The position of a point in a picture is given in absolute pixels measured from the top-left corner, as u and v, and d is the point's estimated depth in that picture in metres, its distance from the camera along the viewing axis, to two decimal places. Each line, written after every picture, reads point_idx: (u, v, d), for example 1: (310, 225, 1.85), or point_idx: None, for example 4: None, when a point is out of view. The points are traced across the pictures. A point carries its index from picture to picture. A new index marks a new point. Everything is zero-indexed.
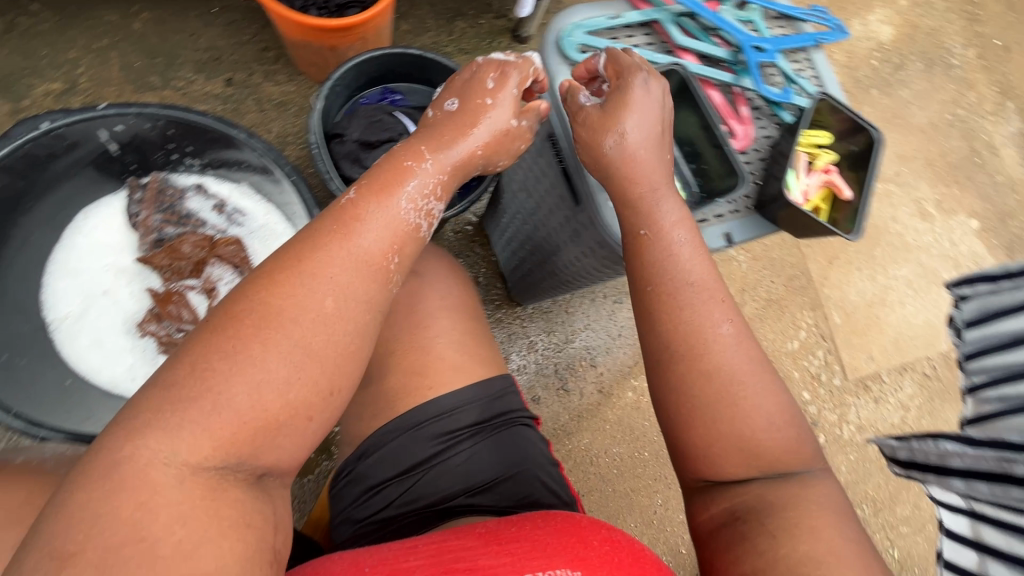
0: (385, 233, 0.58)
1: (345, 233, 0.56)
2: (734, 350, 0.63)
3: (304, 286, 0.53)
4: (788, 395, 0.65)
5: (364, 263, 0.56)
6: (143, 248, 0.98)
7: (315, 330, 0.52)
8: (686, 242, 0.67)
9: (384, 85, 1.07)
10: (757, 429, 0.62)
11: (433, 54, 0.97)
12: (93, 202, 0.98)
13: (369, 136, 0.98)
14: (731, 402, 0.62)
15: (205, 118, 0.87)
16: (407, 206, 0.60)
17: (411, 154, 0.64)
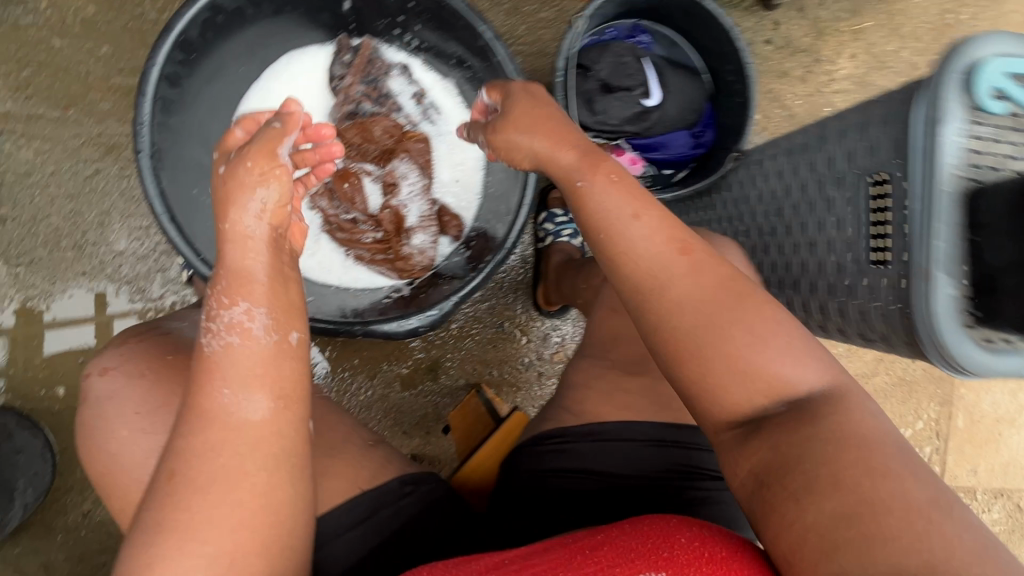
0: (250, 381, 0.52)
1: (211, 392, 0.51)
2: (694, 275, 0.55)
3: (200, 439, 0.50)
4: (781, 312, 0.54)
5: (234, 413, 0.51)
6: (336, 118, 0.90)
7: (247, 451, 0.51)
8: (645, 236, 0.56)
9: (638, 20, 0.92)
10: (728, 367, 0.52)
11: (717, 9, 0.83)
12: (298, 47, 0.89)
13: (615, 81, 0.86)
14: (710, 325, 0.53)
15: (456, 2, 0.77)
16: (267, 337, 0.53)
17: (229, 292, 0.54)
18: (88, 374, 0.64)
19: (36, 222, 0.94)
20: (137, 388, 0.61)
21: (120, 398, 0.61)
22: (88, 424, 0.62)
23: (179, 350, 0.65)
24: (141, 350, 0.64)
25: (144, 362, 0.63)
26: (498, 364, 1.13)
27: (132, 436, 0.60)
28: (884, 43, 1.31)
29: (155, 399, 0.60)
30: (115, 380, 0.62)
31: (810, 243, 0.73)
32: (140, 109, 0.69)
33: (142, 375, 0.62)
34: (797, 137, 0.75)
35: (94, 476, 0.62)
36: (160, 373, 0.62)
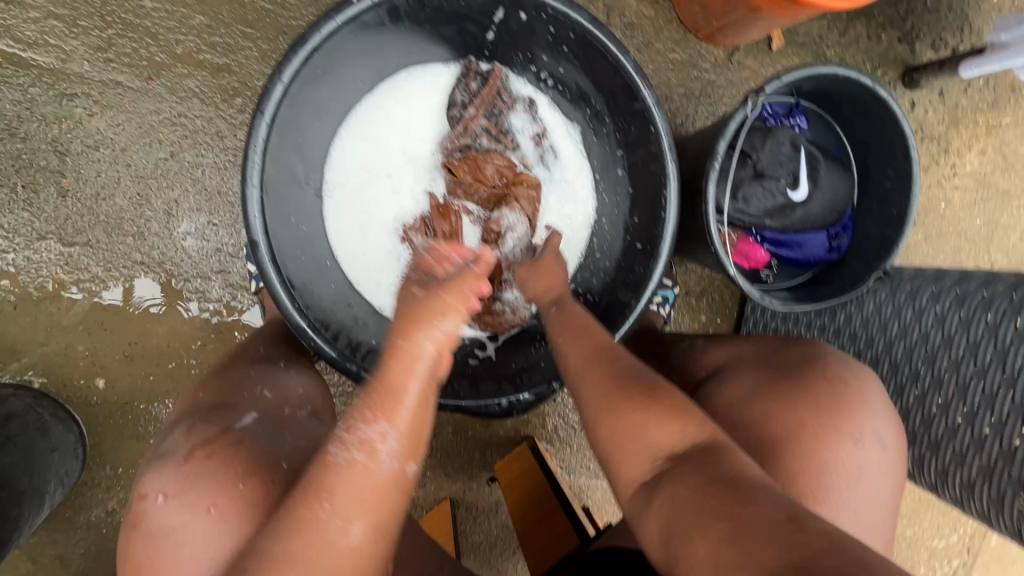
0: (361, 511, 0.48)
1: (314, 509, 0.47)
2: (625, 367, 0.59)
3: (280, 542, 0.46)
4: (643, 369, 0.58)
5: (325, 541, 0.46)
6: (446, 148, 0.82)
7: (329, 574, 0.46)
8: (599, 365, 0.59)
9: (798, 101, 0.83)
10: (644, 463, 0.52)
11: (899, 111, 0.73)
12: (422, 65, 0.81)
13: (769, 169, 0.78)
14: (630, 404, 0.54)
15: (623, 57, 0.68)
16: (390, 462, 0.50)
17: (376, 409, 0.51)
18: (142, 496, 0.53)
19: (98, 200, 0.86)
20: (201, 524, 0.51)
21: (184, 534, 0.51)
22: (136, 554, 0.52)
23: (250, 469, 0.54)
24: (208, 470, 0.53)
25: (208, 489, 0.52)
26: (554, 418, 1.07)
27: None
28: (1018, 143, 1.21)
29: (217, 544, 0.50)
30: (178, 509, 0.51)
31: (971, 413, 0.65)
32: (255, 132, 0.62)
33: (206, 505, 0.51)
34: (977, 290, 0.66)
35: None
36: (230, 512, 0.51)
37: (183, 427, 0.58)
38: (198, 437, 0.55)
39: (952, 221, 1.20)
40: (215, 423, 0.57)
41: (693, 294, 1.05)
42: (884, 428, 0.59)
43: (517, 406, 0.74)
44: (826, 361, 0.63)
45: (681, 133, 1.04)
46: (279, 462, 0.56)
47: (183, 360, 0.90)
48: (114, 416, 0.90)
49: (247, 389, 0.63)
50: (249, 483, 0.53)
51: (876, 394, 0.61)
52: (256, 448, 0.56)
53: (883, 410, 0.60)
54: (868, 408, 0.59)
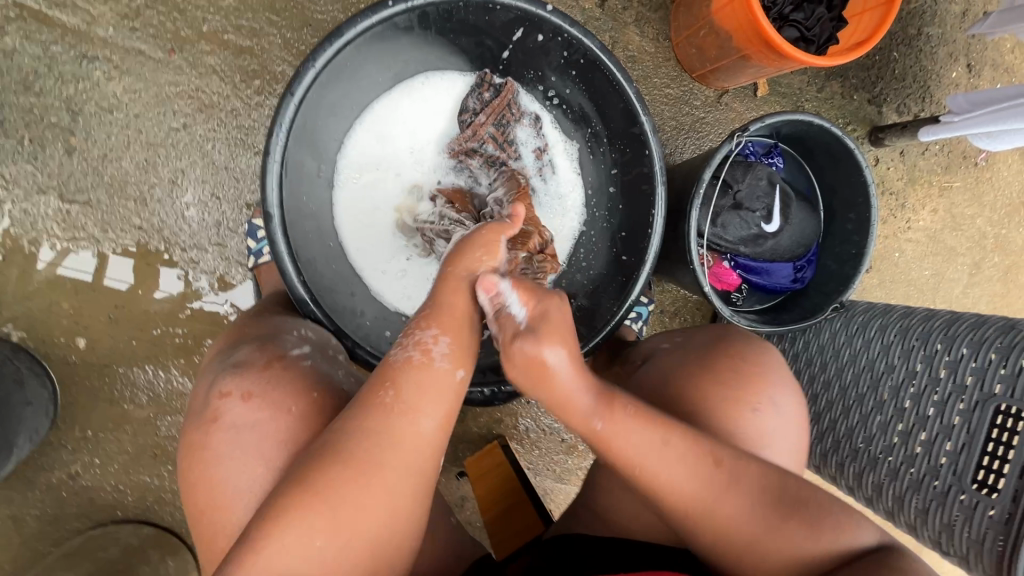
0: (437, 409, 0.54)
1: (388, 410, 0.52)
2: (714, 461, 0.57)
3: (353, 422, 0.52)
4: (727, 454, 0.58)
5: (382, 408, 0.52)
6: (453, 148, 0.86)
7: (394, 444, 0.52)
8: (687, 454, 0.57)
9: (777, 143, 0.92)
10: (746, 534, 0.56)
11: (863, 160, 0.82)
12: (439, 70, 0.86)
13: (746, 201, 0.85)
14: (731, 493, 0.56)
15: (626, 84, 0.75)
16: (443, 363, 0.55)
17: (430, 318, 0.58)
18: (221, 395, 0.56)
19: (104, 161, 0.87)
20: (281, 422, 0.55)
21: (263, 431, 0.55)
22: (206, 446, 0.55)
23: (320, 383, 0.59)
24: (286, 380, 0.58)
25: (286, 393, 0.57)
26: (526, 419, 1.11)
27: (268, 476, 0.53)
28: (966, 206, 1.33)
29: (297, 440, 0.55)
30: (257, 408, 0.55)
31: (906, 433, 0.71)
32: (282, 111, 0.66)
33: (287, 406, 0.56)
34: (920, 324, 0.73)
35: (196, 509, 0.55)
36: (310, 411, 0.56)
37: (251, 345, 0.62)
38: (271, 352, 0.60)
39: (904, 270, 1.31)
40: (274, 347, 0.61)
41: (667, 313, 1.12)
42: (782, 397, 0.67)
43: (499, 395, 0.78)
44: (730, 341, 0.71)
45: (669, 162, 1.12)
46: (340, 385, 0.61)
47: (169, 328, 0.91)
48: (91, 377, 0.90)
49: (295, 328, 0.65)
50: (321, 394, 0.58)
51: (775, 365, 0.69)
52: (318, 369, 0.61)
53: (786, 382, 0.69)
54: (767, 380, 0.67)
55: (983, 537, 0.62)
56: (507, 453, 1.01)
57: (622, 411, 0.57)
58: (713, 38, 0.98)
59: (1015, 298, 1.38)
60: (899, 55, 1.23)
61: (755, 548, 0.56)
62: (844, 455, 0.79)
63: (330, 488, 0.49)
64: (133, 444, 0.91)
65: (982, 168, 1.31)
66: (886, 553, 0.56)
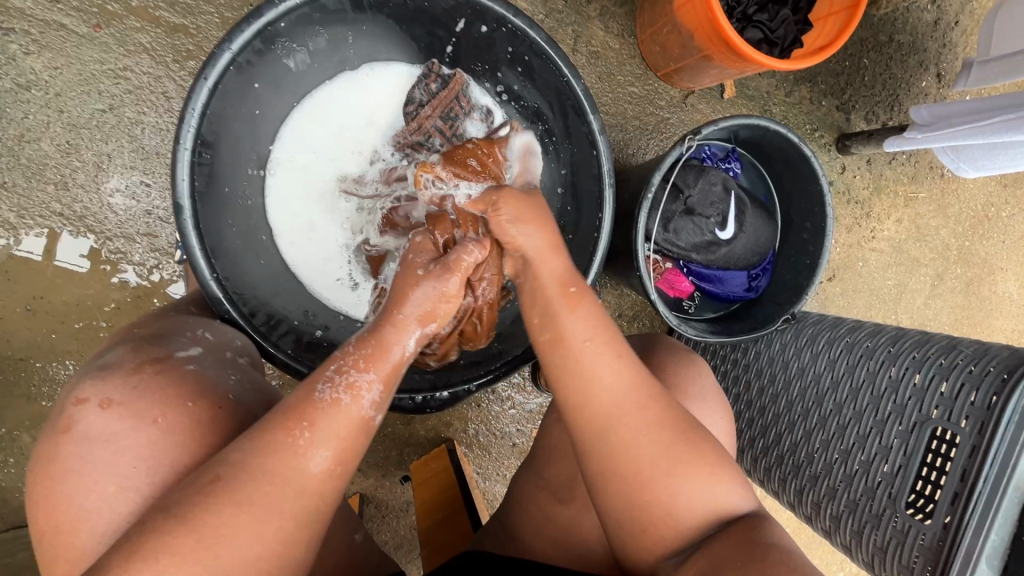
0: (334, 442, 0.48)
1: (293, 434, 0.47)
2: (646, 399, 0.54)
3: (250, 454, 0.47)
4: (660, 399, 0.55)
5: (289, 457, 0.47)
6: (397, 141, 0.81)
7: (291, 494, 0.47)
8: (616, 379, 0.54)
9: (734, 149, 0.90)
10: (642, 454, 0.53)
11: (818, 168, 0.79)
12: (386, 61, 0.82)
13: (699, 206, 0.83)
14: (655, 447, 0.53)
15: (574, 81, 0.72)
16: (367, 409, 0.50)
17: (369, 360, 0.51)
18: (79, 403, 0.51)
19: (22, 142, 0.81)
20: (145, 435, 0.50)
21: (122, 444, 0.50)
22: (57, 461, 0.50)
23: (197, 390, 0.54)
24: (158, 385, 0.53)
25: (156, 401, 0.52)
26: (476, 423, 1.08)
27: (122, 494, 0.49)
28: (931, 216, 1.32)
29: (158, 457, 0.50)
30: (118, 417, 0.50)
31: (846, 451, 0.70)
32: (195, 95, 0.61)
33: (152, 417, 0.51)
34: (865, 340, 0.72)
35: (48, 528, 0.49)
36: (177, 424, 0.51)
37: (126, 346, 0.57)
38: (143, 355, 0.55)
39: (867, 279, 1.30)
40: (155, 348, 0.56)
41: (625, 317, 1.09)
42: (702, 414, 0.65)
43: (431, 403, 0.74)
44: (662, 360, 0.68)
45: (631, 162, 1.09)
46: (226, 394, 0.56)
47: (92, 321, 0.85)
48: (5, 372, 0.84)
49: (188, 328, 0.60)
50: (197, 404, 0.53)
51: (699, 382, 0.67)
52: (203, 373, 0.56)
53: (713, 404, 0.67)
54: (689, 395, 0.65)
55: (912, 564, 0.60)
56: (453, 459, 0.98)
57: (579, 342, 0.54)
58: (676, 35, 0.94)
59: (976, 309, 1.38)
60: (869, 61, 1.21)
61: (640, 481, 0.53)
62: (787, 470, 0.77)
63: (218, 538, 0.44)
64: None
65: (948, 178, 1.30)
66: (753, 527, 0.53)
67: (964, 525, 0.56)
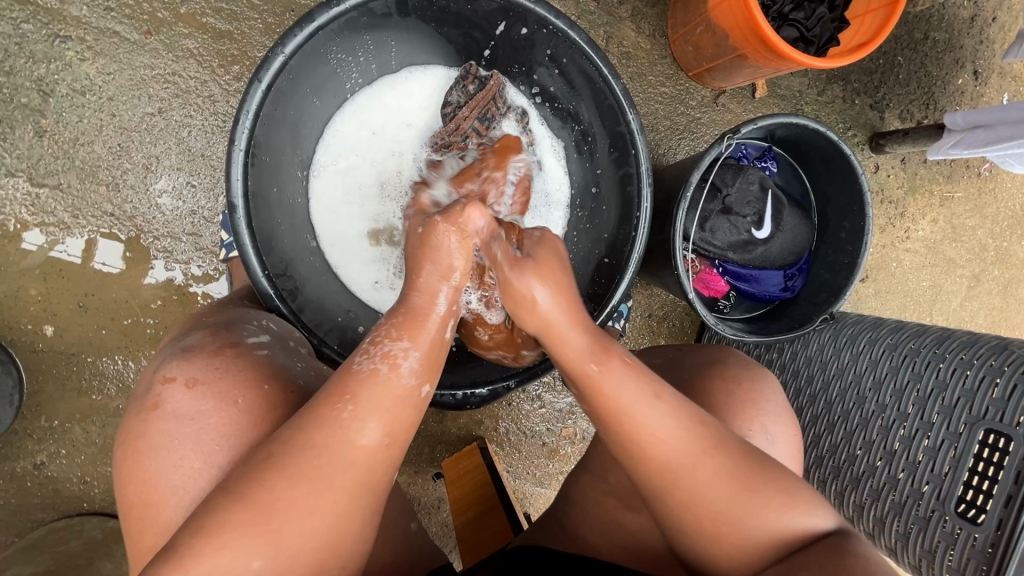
0: (377, 411, 0.50)
1: (337, 405, 0.49)
2: (702, 448, 0.52)
3: (300, 433, 0.49)
4: (717, 440, 0.52)
5: (342, 434, 0.49)
6: (435, 143, 0.83)
7: (347, 466, 0.49)
8: (664, 432, 0.51)
9: (770, 147, 0.89)
10: (710, 504, 0.51)
11: (858, 166, 0.79)
12: (425, 64, 0.83)
13: (736, 205, 0.83)
14: (720, 489, 0.51)
15: (613, 80, 0.72)
16: (410, 378, 0.52)
17: (400, 329, 0.54)
18: (164, 382, 0.53)
19: (76, 144, 0.85)
20: (225, 415, 0.52)
21: (207, 423, 0.52)
22: (144, 436, 0.52)
23: (273, 374, 0.56)
24: (237, 368, 0.55)
25: (236, 382, 0.54)
26: (506, 421, 1.09)
27: (204, 470, 0.51)
28: (967, 216, 1.30)
29: (241, 436, 0.52)
30: (202, 397, 0.52)
31: (890, 452, 0.69)
32: (249, 96, 0.63)
33: (234, 398, 0.53)
34: (909, 340, 0.71)
35: (134, 502, 0.52)
36: (256, 406, 0.53)
37: (202, 331, 0.59)
38: (220, 339, 0.57)
39: (901, 280, 1.28)
40: (229, 333, 0.58)
41: (655, 317, 1.09)
42: (776, 427, 0.63)
43: (472, 399, 0.75)
44: (725, 364, 0.66)
45: (662, 162, 1.09)
46: (297, 381, 0.58)
47: (140, 318, 0.88)
48: (59, 366, 0.87)
49: (254, 318, 0.62)
50: (274, 387, 0.55)
51: (774, 395, 0.65)
52: (275, 359, 0.58)
53: (785, 417, 0.65)
54: (760, 408, 0.63)
55: (963, 567, 0.60)
56: (485, 456, 0.99)
57: (624, 407, 0.52)
58: (709, 35, 0.94)
59: (1014, 311, 1.35)
60: (904, 59, 1.19)
61: (712, 527, 0.52)
62: (828, 471, 0.76)
63: (276, 509, 0.46)
64: (101, 435, 0.88)
65: (985, 177, 1.27)
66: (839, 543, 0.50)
67: (1019, 528, 0.55)
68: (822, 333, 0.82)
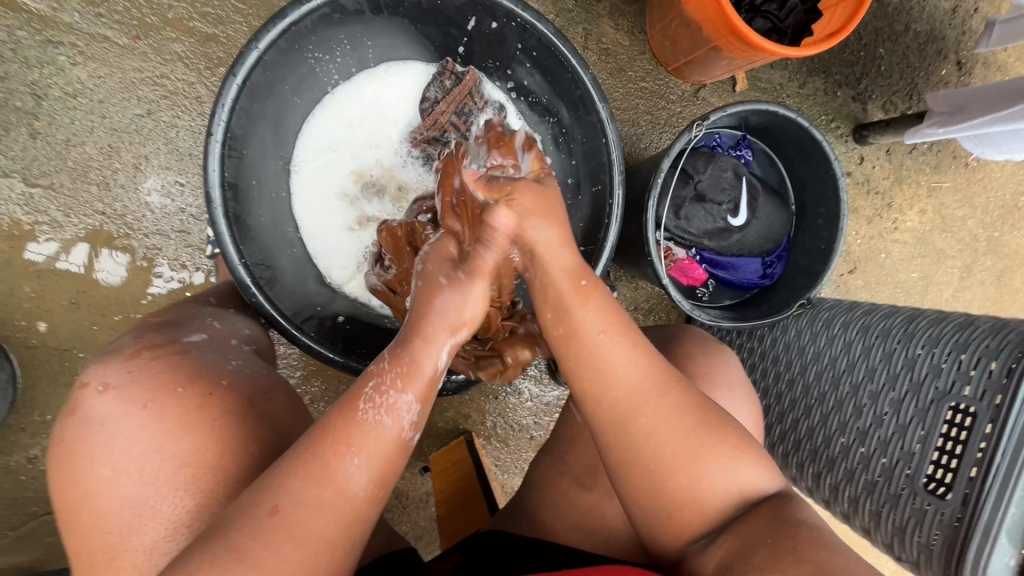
0: (371, 454, 0.49)
1: (336, 455, 0.48)
2: (668, 398, 0.54)
3: (296, 486, 0.46)
4: (686, 397, 0.55)
5: (334, 481, 0.47)
6: (414, 138, 0.85)
7: (334, 512, 0.47)
8: (632, 373, 0.54)
9: (745, 136, 0.90)
10: (666, 440, 0.53)
11: (829, 151, 0.80)
12: (403, 61, 0.86)
13: (709, 192, 0.84)
14: (681, 443, 0.53)
15: (582, 71, 0.74)
16: (409, 422, 0.51)
17: (405, 377, 0.51)
18: (81, 387, 0.55)
19: (68, 146, 0.88)
20: (134, 420, 0.53)
21: (117, 426, 0.53)
22: (73, 445, 0.53)
23: (191, 373, 0.56)
24: (152, 370, 0.55)
25: (147, 386, 0.54)
26: (494, 415, 1.09)
27: (127, 475, 0.52)
28: (956, 207, 1.30)
29: (151, 439, 0.52)
30: (114, 403, 0.53)
31: (863, 433, 0.69)
32: (225, 90, 0.65)
33: (142, 402, 0.53)
34: (881, 321, 0.71)
35: (63, 507, 0.53)
36: (164, 407, 0.53)
37: (131, 335, 0.60)
38: (143, 342, 0.58)
39: (891, 271, 1.28)
40: (153, 336, 0.59)
41: (640, 310, 1.09)
42: (729, 402, 0.64)
43: (447, 386, 0.76)
44: (688, 345, 0.67)
45: (644, 156, 1.10)
46: (219, 379, 0.57)
47: (130, 314, 0.90)
48: (52, 362, 0.89)
49: (192, 319, 0.64)
50: (188, 386, 0.55)
51: (727, 371, 0.66)
52: (197, 357, 0.58)
53: (740, 394, 0.66)
54: (713, 385, 0.64)
55: (932, 542, 0.59)
56: (471, 449, 0.99)
57: (602, 345, 0.54)
58: (684, 29, 0.96)
59: (1008, 302, 1.34)
60: (885, 50, 1.20)
61: (665, 463, 0.53)
62: (805, 455, 0.76)
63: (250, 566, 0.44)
64: None
65: (973, 167, 1.27)
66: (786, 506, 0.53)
67: (983, 500, 0.55)
68: (797, 318, 0.83)
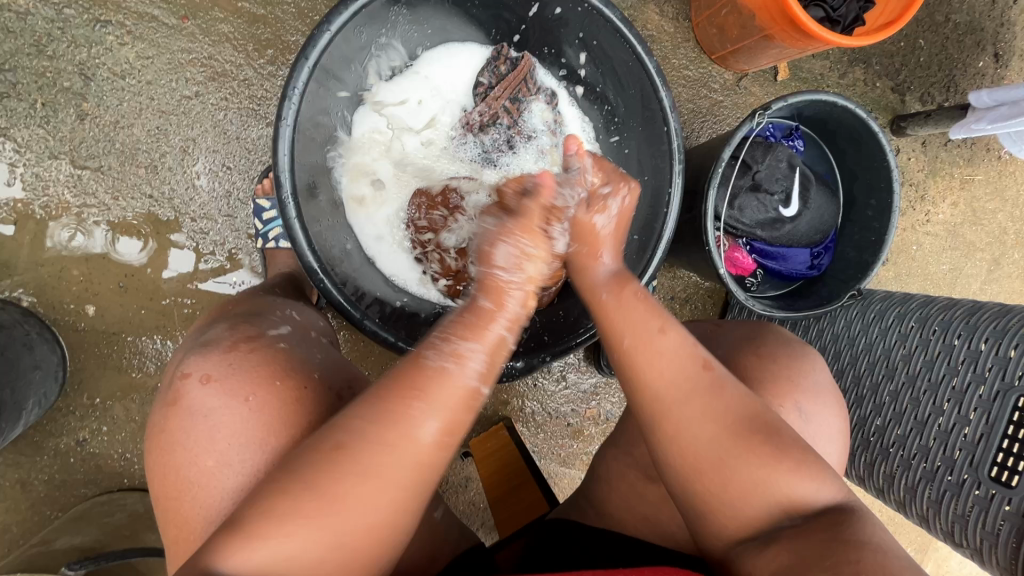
0: (442, 412, 0.50)
1: (407, 406, 0.49)
2: (737, 458, 0.52)
3: (366, 424, 0.48)
4: (764, 454, 0.53)
5: (397, 441, 0.48)
6: (467, 122, 0.86)
7: (389, 464, 0.48)
8: (714, 433, 0.53)
9: (797, 126, 0.90)
10: (743, 507, 0.52)
11: (884, 141, 0.79)
12: (456, 44, 0.85)
13: (765, 182, 0.84)
14: (759, 498, 0.52)
15: (646, 56, 0.72)
16: (472, 377, 0.51)
17: (470, 330, 0.53)
18: (183, 377, 0.56)
19: (116, 128, 0.87)
20: (236, 412, 0.54)
21: (218, 419, 0.54)
22: (167, 431, 0.55)
23: (286, 369, 0.58)
24: (249, 364, 0.57)
25: (247, 379, 0.56)
26: (532, 401, 1.10)
27: (218, 465, 0.53)
28: (987, 200, 1.30)
29: (251, 431, 0.54)
30: (214, 394, 0.55)
31: (920, 422, 0.70)
32: (296, 74, 0.65)
33: (244, 394, 0.55)
34: (939, 313, 0.72)
35: (159, 495, 0.55)
36: (266, 400, 0.55)
37: (223, 325, 0.61)
38: (238, 333, 0.59)
39: (921, 263, 1.28)
40: (248, 328, 0.60)
41: (678, 299, 1.09)
42: (814, 407, 0.63)
43: (508, 372, 0.76)
44: (763, 343, 0.66)
45: (686, 145, 1.10)
46: (311, 373, 0.59)
47: (178, 298, 0.90)
48: (101, 345, 0.89)
49: (278, 310, 0.66)
50: (284, 382, 0.57)
51: (810, 377, 0.65)
52: (290, 353, 0.60)
53: (826, 397, 0.65)
54: (799, 389, 0.63)
55: (997, 529, 0.62)
56: (513, 434, 1.01)
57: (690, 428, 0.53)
58: (735, 17, 0.95)
59: None
60: (925, 41, 1.19)
61: (702, 469, 0.53)
62: (857, 444, 0.78)
63: (333, 499, 0.47)
64: (140, 412, 0.90)
65: (1007, 160, 1.27)
66: (848, 520, 0.51)
67: None
68: (851, 309, 0.83)
